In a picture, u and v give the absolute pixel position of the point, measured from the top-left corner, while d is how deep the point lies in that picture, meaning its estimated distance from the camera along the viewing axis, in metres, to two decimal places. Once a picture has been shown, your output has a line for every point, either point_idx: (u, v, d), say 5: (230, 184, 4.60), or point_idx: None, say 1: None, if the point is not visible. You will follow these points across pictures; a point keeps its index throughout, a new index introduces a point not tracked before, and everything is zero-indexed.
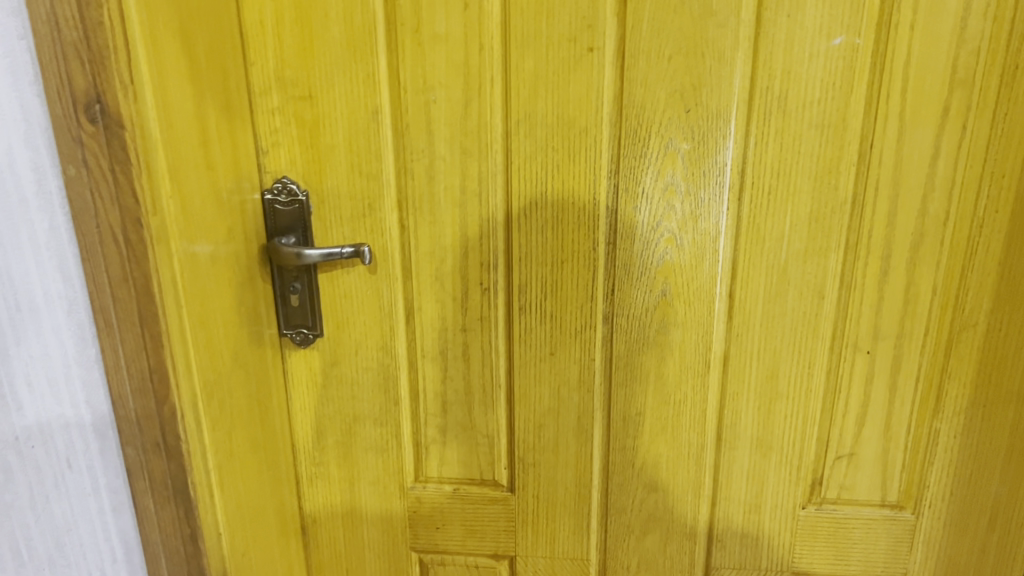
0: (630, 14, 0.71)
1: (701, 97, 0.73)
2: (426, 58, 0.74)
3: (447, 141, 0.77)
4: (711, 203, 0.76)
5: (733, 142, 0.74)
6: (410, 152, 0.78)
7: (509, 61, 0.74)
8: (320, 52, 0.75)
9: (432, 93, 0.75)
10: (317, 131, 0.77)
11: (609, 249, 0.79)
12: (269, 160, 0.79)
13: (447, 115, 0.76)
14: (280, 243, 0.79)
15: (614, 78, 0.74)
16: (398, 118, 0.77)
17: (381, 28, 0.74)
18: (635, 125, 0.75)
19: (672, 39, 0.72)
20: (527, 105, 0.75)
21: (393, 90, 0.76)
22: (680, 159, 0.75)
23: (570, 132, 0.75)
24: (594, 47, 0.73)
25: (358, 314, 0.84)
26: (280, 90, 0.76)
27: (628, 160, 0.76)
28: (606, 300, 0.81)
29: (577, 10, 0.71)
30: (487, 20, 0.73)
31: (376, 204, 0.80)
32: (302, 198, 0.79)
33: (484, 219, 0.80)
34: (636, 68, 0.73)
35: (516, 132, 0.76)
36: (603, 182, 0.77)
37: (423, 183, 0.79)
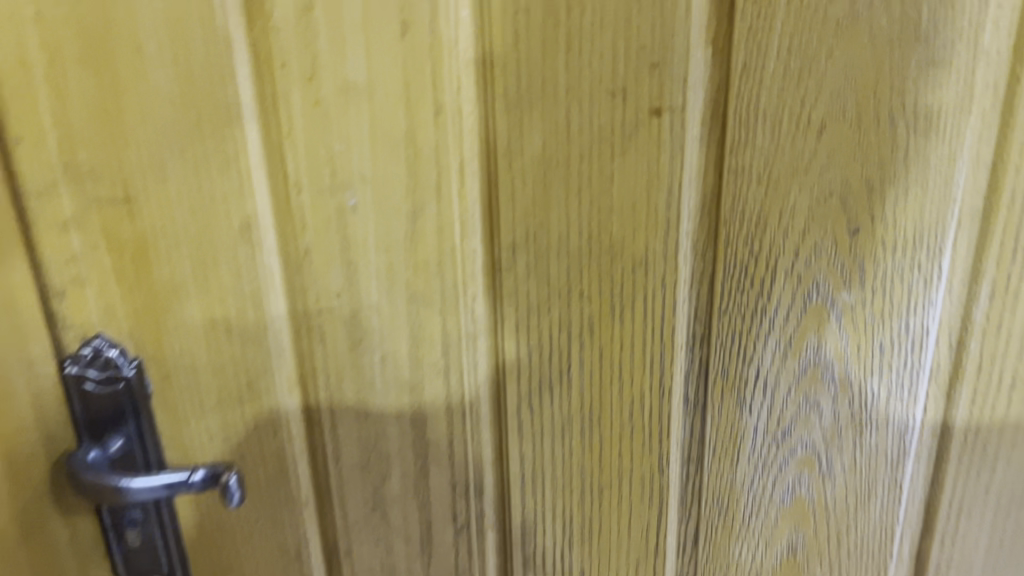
0: (739, 41, 0.34)
1: (884, 207, 0.36)
2: (332, 129, 0.38)
3: (381, 280, 0.41)
4: (890, 402, 0.39)
5: (943, 292, 0.37)
6: (316, 297, 0.42)
7: (491, 133, 0.38)
8: (136, 118, 0.39)
9: (348, 193, 0.39)
10: (147, 259, 0.42)
11: (688, 471, 0.43)
12: (67, 307, 0.43)
13: (378, 234, 0.40)
14: (80, 457, 0.44)
15: (704, 168, 0.37)
16: (288, 239, 0.41)
17: (245, 69, 0.38)
18: (746, 258, 0.38)
19: (829, 93, 0.34)
20: (529, 218, 0.39)
21: (275, 187, 0.40)
22: (833, 323, 0.38)
23: (617, 267, 0.39)
24: (662, 106, 0.35)
25: (244, 558, 0.48)
26: (70, 186, 0.40)
27: (728, 321, 0.39)
28: (682, 553, 0.45)
29: (628, 33, 0.35)
30: (447, 54, 0.36)
31: (261, 383, 0.44)
32: (128, 375, 0.44)
33: (455, 415, 0.43)
34: (749, 148, 0.36)
35: (510, 265, 0.40)
36: (678, 358, 0.40)
37: (341, 351, 0.43)
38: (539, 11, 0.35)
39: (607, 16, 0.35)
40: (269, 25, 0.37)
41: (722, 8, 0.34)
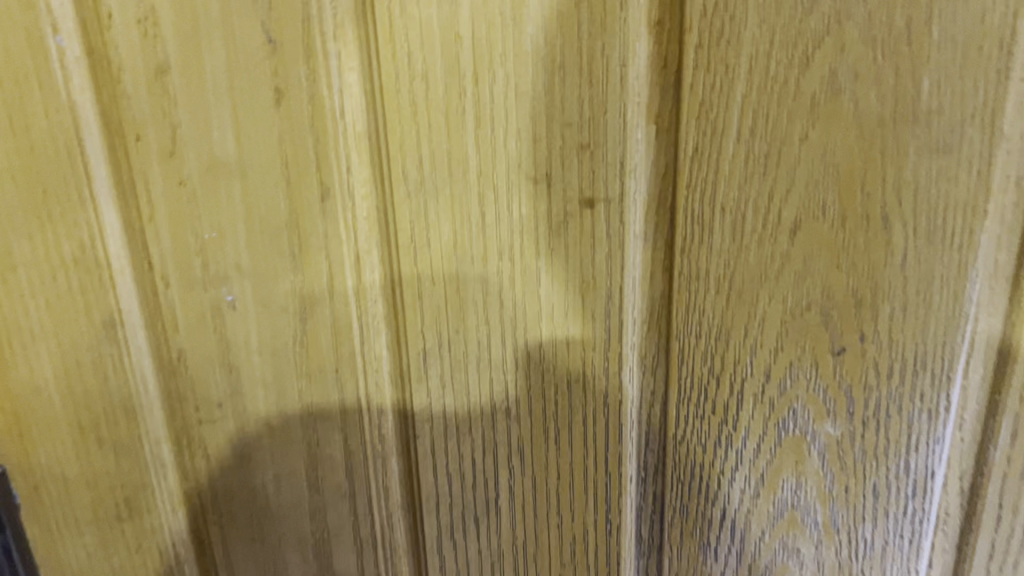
0: (689, 119, 0.27)
1: (876, 325, 0.28)
2: (201, 213, 0.32)
3: (269, 388, 0.34)
4: (887, 558, 0.31)
5: (953, 430, 0.29)
6: (195, 404, 0.35)
7: (392, 223, 0.31)
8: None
9: (224, 287, 0.33)
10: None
11: None
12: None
13: (264, 337, 0.33)
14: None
15: (650, 270, 0.29)
16: (160, 338, 0.34)
17: (95, 142, 0.31)
18: (706, 381, 0.30)
19: (802, 184, 0.27)
20: (441, 324, 0.32)
21: (141, 280, 0.33)
22: (813, 462, 0.31)
23: (548, 385, 0.32)
24: (594, 197, 0.28)
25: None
26: None
27: (686, 450, 0.32)
28: None
29: (550, 106, 0.28)
30: (332, 128, 0.29)
31: (140, 500, 0.37)
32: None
33: (365, 542, 0.36)
34: (703, 249, 0.28)
35: (421, 378, 0.33)
36: (627, 489, 0.33)
37: (227, 468, 0.36)
38: (439, 77, 0.28)
39: (523, 84, 0.27)
40: (120, 90, 0.30)
41: (664, 76, 0.27)
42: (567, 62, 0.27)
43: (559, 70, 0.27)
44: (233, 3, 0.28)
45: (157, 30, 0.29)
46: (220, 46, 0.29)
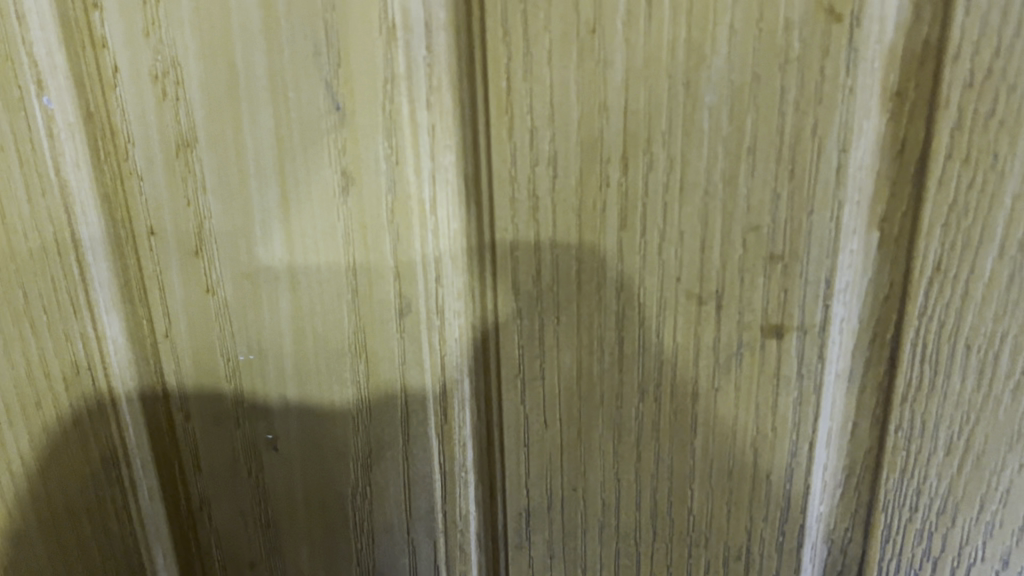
0: (932, 227, 0.19)
1: None
2: (235, 330, 0.24)
3: (316, 548, 0.26)
4: None
5: None
6: (220, 560, 0.27)
7: (494, 350, 0.23)
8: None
9: (262, 423, 0.25)
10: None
11: None
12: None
13: (313, 484, 0.25)
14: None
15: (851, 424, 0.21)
16: (175, 479, 0.27)
17: (93, 235, 0.23)
18: (916, 564, 0.22)
19: None
20: (552, 477, 0.24)
21: (151, 407, 0.26)
22: None
23: (696, 564, 0.24)
24: (784, 326, 0.21)
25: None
26: None
27: None
28: None
29: (731, 204, 0.20)
30: (417, 226, 0.22)
31: None
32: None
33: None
34: (937, 400, 0.21)
35: (522, 543, 0.25)
36: None
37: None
38: (572, 160, 0.20)
39: (693, 174, 0.20)
40: (128, 169, 0.23)
41: (899, 166, 0.19)
42: (760, 144, 0.19)
43: (746, 156, 0.19)
44: (286, 58, 0.21)
45: (181, 91, 0.22)
46: (267, 114, 0.21)
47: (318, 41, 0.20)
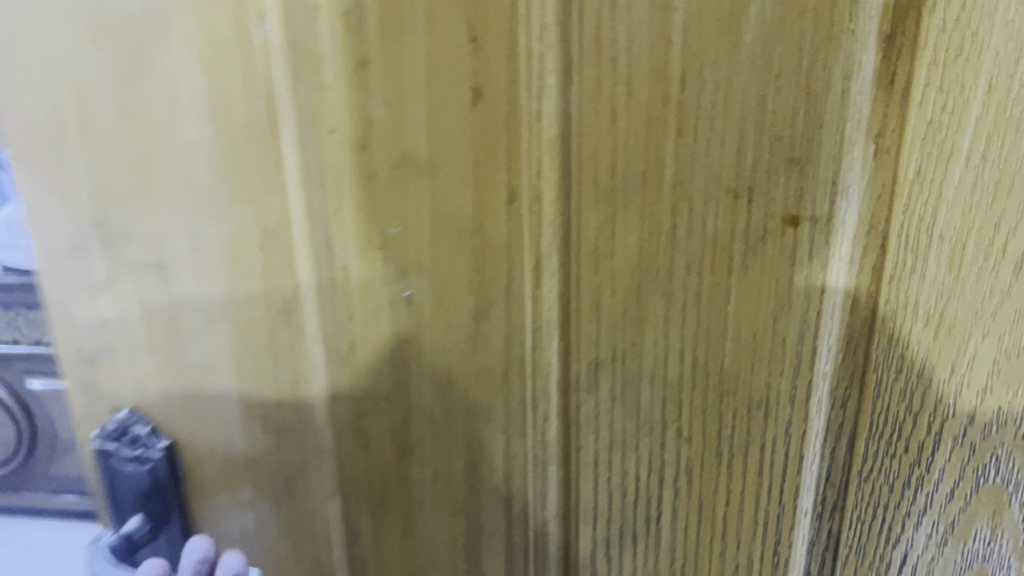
0: (915, 140, 0.25)
1: None
2: (389, 209, 0.31)
3: (436, 384, 0.34)
4: None
5: None
6: (361, 395, 0.35)
7: (575, 231, 0.30)
8: (172, 176, 0.32)
9: (401, 284, 0.33)
10: (180, 342, 0.35)
11: None
12: (104, 378, 0.36)
13: (438, 332, 0.33)
14: (99, 547, 0.36)
15: (851, 299, 0.28)
16: (332, 331, 0.34)
17: (289, 134, 0.31)
18: (901, 416, 0.29)
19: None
20: (617, 334, 0.31)
21: (319, 271, 0.33)
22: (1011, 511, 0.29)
23: (726, 410, 0.30)
24: (802, 215, 0.27)
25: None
26: (105, 248, 0.34)
27: (870, 488, 0.30)
28: None
29: (761, 118, 0.26)
30: (525, 129, 0.29)
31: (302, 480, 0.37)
32: (157, 457, 0.36)
33: (516, 549, 0.36)
34: (919, 279, 0.27)
35: (591, 387, 0.32)
36: (799, 527, 0.32)
37: (387, 459, 0.36)
38: (644, 82, 0.27)
39: (734, 95, 0.26)
40: (317, 82, 0.30)
41: (892, 91, 0.25)
42: (784, 73, 0.26)
43: (775, 81, 0.26)
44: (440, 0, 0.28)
45: (361, 23, 0.29)
46: (423, 42, 0.29)
47: None
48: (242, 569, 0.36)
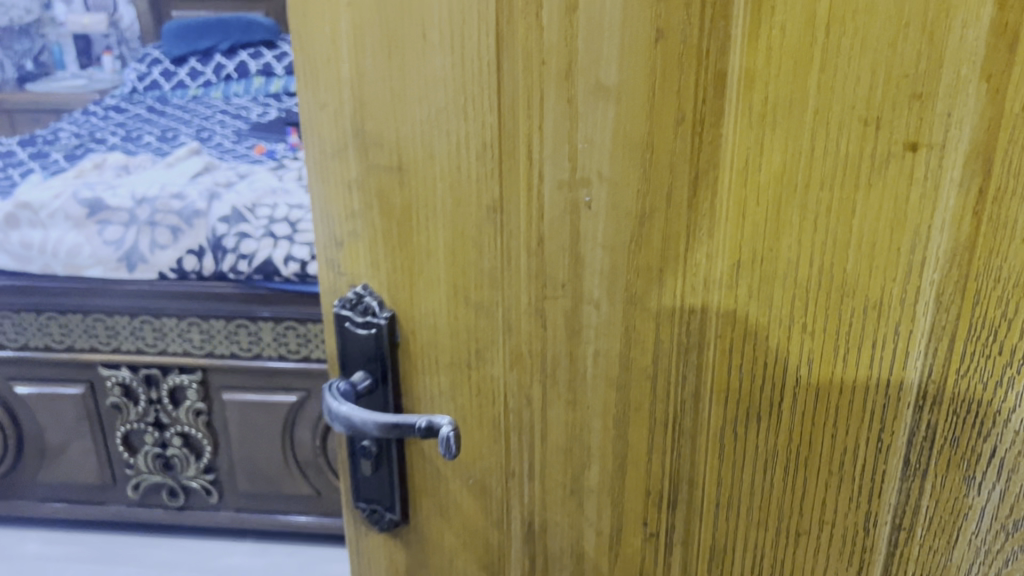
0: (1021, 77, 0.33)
1: None
2: (587, 123, 0.37)
3: (606, 276, 0.40)
4: None
5: None
6: (541, 284, 0.41)
7: (728, 149, 0.36)
8: (416, 88, 0.38)
9: (582, 189, 0.38)
10: (410, 234, 0.41)
11: (895, 534, 0.42)
12: (343, 258, 0.43)
13: (608, 230, 0.39)
14: (334, 388, 0.44)
15: (955, 209, 0.35)
16: (518, 223, 0.40)
17: (502, 58, 0.37)
18: (1000, 314, 0.36)
19: None
20: (756, 240, 0.37)
21: (515, 177, 0.39)
22: None
23: (847, 308, 0.38)
24: (920, 142, 0.34)
25: (438, 528, 0.49)
26: (359, 153, 0.40)
27: (965, 380, 0.38)
28: None
29: (890, 59, 0.33)
30: (700, 67, 0.35)
31: (489, 352, 0.43)
32: (380, 324, 0.43)
33: (657, 421, 0.42)
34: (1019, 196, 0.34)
35: (732, 284, 0.38)
36: (903, 413, 0.39)
37: (559, 338, 0.42)
38: (796, 25, 0.33)
39: (870, 38, 0.33)
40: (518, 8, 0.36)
41: (1000, 37, 0.32)
42: (913, 20, 0.32)
43: (903, 29, 0.32)
44: None
45: None
46: None
47: None
48: (442, 425, 0.41)
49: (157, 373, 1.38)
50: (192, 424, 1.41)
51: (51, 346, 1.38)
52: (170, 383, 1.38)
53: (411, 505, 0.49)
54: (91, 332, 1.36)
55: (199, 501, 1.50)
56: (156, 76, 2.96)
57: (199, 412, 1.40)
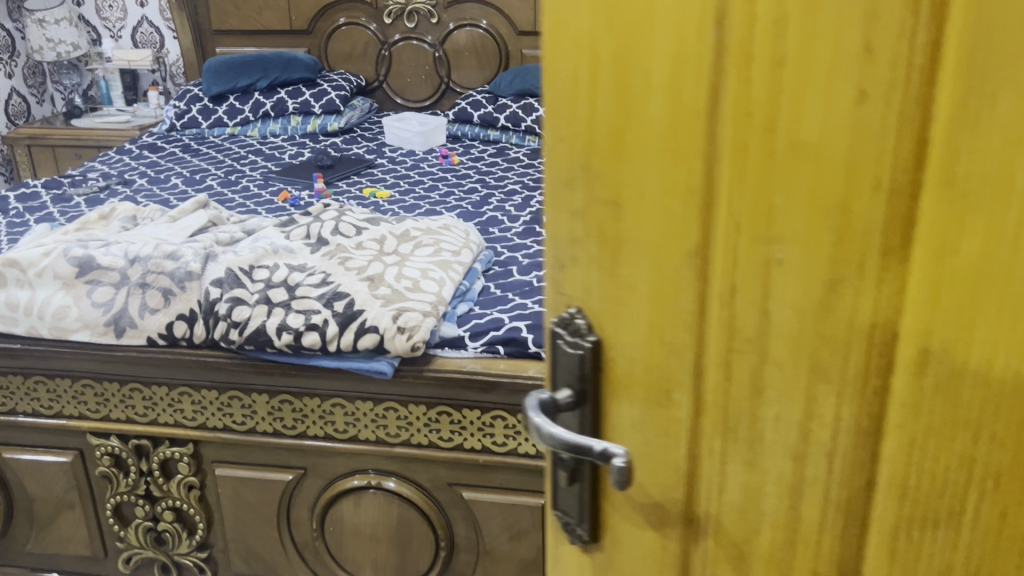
0: None
1: None
2: (773, 182, 0.46)
3: (795, 313, 0.47)
4: None
5: None
6: (736, 326, 0.49)
7: (953, 219, 0.42)
8: (636, 141, 0.49)
9: (777, 248, 0.47)
10: (618, 259, 0.52)
11: None
12: (565, 279, 0.55)
13: (796, 291, 0.47)
14: (535, 399, 0.56)
15: None
16: (721, 261, 0.49)
17: (721, 113, 0.46)
18: None
19: None
20: (959, 291, 0.42)
21: (719, 222, 0.48)
22: None
23: None
24: None
25: (628, 555, 0.59)
26: (585, 184, 0.52)
27: None
28: None
29: None
30: (894, 131, 0.42)
31: (675, 391, 0.52)
32: (587, 347, 0.54)
33: (830, 495, 0.49)
34: None
35: (932, 324, 0.43)
36: None
37: (743, 399, 0.50)
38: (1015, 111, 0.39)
39: None
40: (742, 84, 0.45)
41: None
42: None
43: None
44: (845, 28, 0.42)
45: (784, 53, 0.43)
46: (825, 59, 0.42)
47: (862, 32, 0.41)
48: (616, 455, 0.53)
49: (147, 445, 1.56)
50: (183, 498, 1.58)
51: (86, 414, 1.56)
52: (160, 456, 1.55)
53: (601, 528, 0.59)
54: (128, 403, 1.53)
55: (148, 550, 1.64)
56: (116, 121, 3.01)
57: (191, 486, 1.57)
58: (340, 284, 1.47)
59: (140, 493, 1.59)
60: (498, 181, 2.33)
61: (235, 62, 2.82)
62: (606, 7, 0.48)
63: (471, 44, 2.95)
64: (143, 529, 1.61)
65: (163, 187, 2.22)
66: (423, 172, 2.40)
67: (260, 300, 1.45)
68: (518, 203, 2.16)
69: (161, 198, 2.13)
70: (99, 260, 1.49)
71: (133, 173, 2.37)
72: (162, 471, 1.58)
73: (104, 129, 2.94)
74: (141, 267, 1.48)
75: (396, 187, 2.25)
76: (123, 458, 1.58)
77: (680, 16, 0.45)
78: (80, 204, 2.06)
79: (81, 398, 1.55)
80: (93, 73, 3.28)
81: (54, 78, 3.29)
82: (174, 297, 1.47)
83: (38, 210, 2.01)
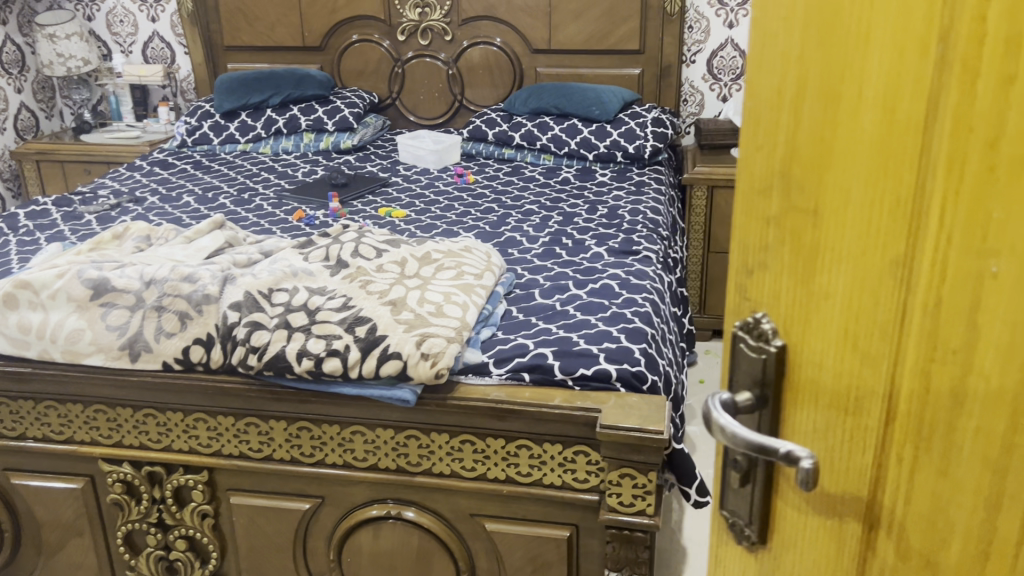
0: None
1: None
2: (994, 195, 0.44)
3: (1008, 327, 0.45)
4: None
5: None
6: (939, 336, 0.48)
7: None
8: (844, 153, 0.49)
9: (993, 261, 0.45)
10: (812, 266, 0.53)
11: None
12: (750, 284, 0.57)
13: (1011, 304, 0.45)
14: (719, 399, 0.56)
15: None
16: (927, 272, 0.47)
17: (937, 127, 0.45)
18: None
19: None
20: None
21: (925, 235, 0.47)
22: None
23: None
24: None
25: (795, 561, 0.58)
26: (782, 193, 0.54)
27: None
28: None
29: None
30: None
31: (866, 399, 0.51)
32: (772, 352, 0.55)
33: None
34: None
35: None
36: None
37: (940, 408, 0.49)
38: None
39: None
40: (965, 98, 0.44)
41: None
42: None
43: None
44: None
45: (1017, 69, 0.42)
46: None
47: None
48: (803, 458, 0.52)
49: (161, 471, 1.51)
50: (197, 527, 1.53)
51: (98, 440, 1.52)
52: (173, 483, 1.51)
53: (770, 531, 0.59)
54: (142, 428, 1.49)
55: None
56: (126, 137, 2.98)
57: (206, 514, 1.53)
58: (362, 309, 1.43)
59: (152, 522, 1.54)
60: (514, 201, 2.30)
61: (246, 79, 2.78)
62: (819, 24, 0.49)
63: (485, 61, 2.93)
64: (155, 558, 1.57)
65: (175, 206, 2.18)
66: (439, 191, 2.37)
67: (280, 324, 1.41)
68: (535, 223, 2.12)
69: (173, 216, 2.09)
70: (114, 282, 1.45)
71: (144, 190, 2.34)
72: (175, 499, 1.53)
73: (113, 144, 2.91)
74: (157, 289, 1.44)
75: (411, 208, 2.21)
76: (135, 485, 1.53)
77: (903, 36, 0.46)
78: (91, 221, 2.03)
79: (93, 423, 1.51)
80: (102, 88, 3.24)
81: (62, 93, 3.26)
82: (191, 321, 1.42)
83: (48, 227, 1.98)
